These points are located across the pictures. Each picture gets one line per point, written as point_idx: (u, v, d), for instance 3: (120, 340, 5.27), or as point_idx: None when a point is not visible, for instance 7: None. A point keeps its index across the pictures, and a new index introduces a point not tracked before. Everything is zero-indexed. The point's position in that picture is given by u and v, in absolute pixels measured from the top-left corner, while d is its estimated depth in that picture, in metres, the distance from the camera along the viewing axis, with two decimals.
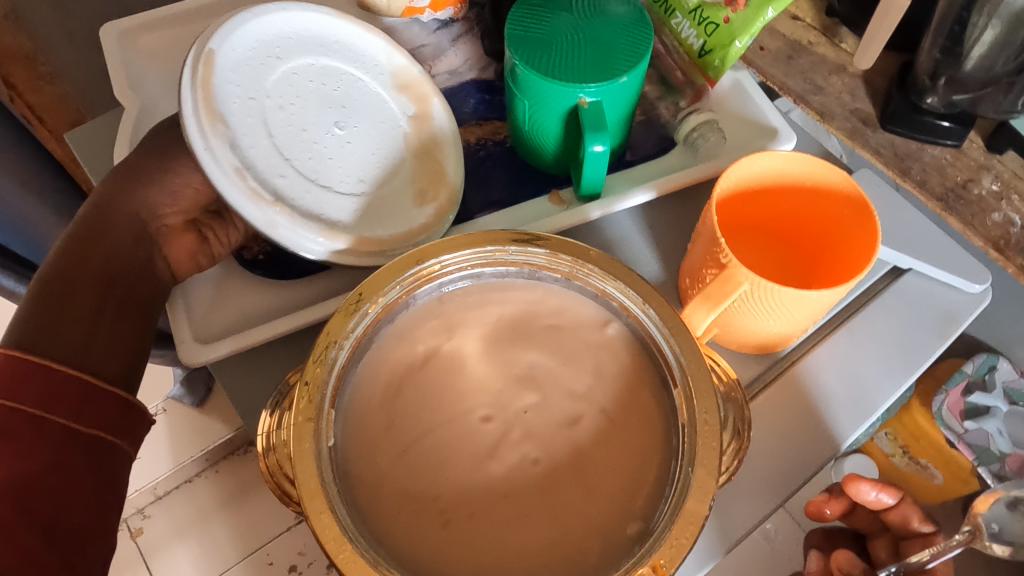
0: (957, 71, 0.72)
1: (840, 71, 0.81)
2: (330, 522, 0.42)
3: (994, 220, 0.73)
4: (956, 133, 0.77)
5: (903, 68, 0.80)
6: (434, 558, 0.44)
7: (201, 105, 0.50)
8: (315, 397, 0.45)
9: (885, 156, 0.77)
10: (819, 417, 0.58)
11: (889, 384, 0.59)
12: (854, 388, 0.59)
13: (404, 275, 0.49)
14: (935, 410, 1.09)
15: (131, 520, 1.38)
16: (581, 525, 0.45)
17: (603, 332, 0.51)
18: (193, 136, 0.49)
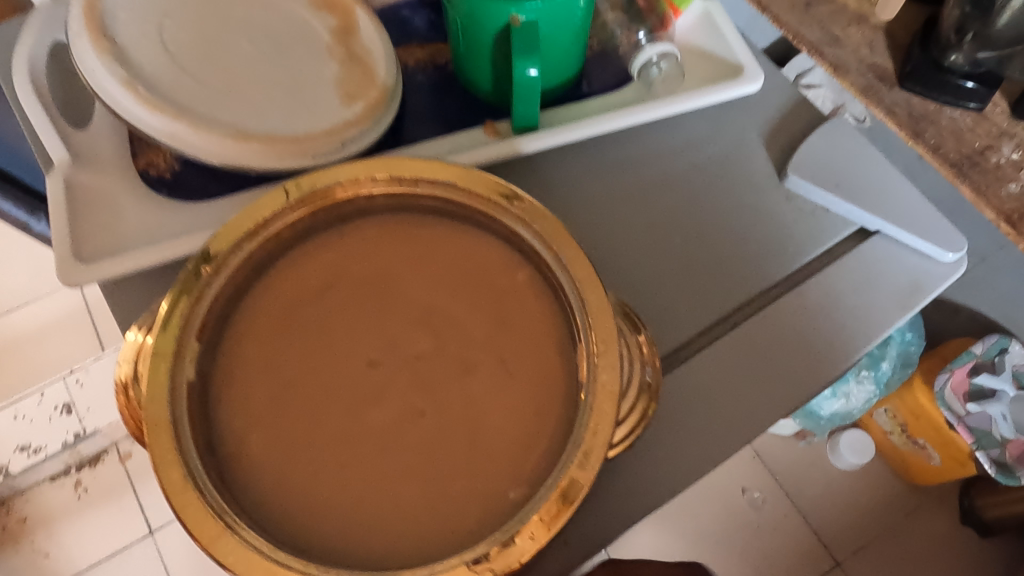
0: (987, 27, 0.58)
1: (856, 21, 0.68)
2: (175, 463, 0.38)
3: (1009, 191, 0.60)
4: (981, 95, 0.63)
5: (929, 19, 0.66)
6: (296, 511, 0.40)
7: (86, 27, 0.48)
8: (177, 327, 0.41)
9: (895, 117, 0.64)
10: (750, 399, 0.49)
11: (839, 357, 0.51)
12: (793, 367, 0.50)
13: (293, 200, 0.44)
14: (937, 391, 1.08)
15: (121, 444, 1.44)
16: (461, 486, 0.41)
17: (513, 277, 0.46)
18: (82, 61, 0.48)
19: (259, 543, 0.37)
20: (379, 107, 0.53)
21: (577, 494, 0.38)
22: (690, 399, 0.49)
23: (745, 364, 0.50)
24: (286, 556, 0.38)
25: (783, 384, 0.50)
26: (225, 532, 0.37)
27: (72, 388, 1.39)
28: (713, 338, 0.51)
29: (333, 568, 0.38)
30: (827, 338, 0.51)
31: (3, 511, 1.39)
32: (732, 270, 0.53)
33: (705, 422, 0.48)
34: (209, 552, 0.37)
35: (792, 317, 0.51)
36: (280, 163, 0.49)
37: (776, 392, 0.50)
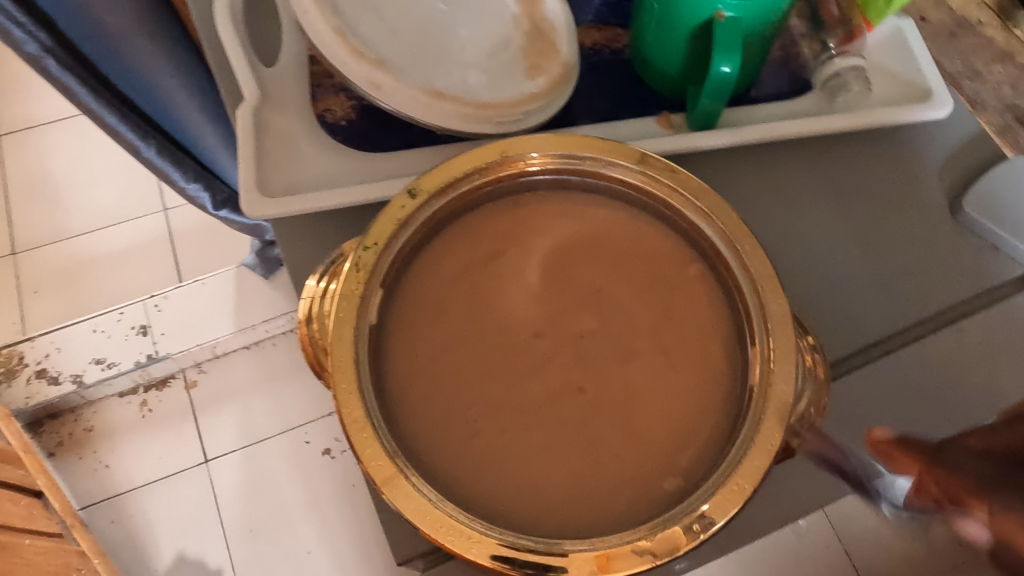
0: None
1: None
2: (356, 403, 0.39)
3: None
4: None
5: None
6: (456, 466, 0.42)
7: None
8: (367, 271, 0.42)
9: None
10: (897, 429, 0.49)
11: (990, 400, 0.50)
12: (943, 403, 0.50)
13: (484, 165, 0.45)
14: None
15: (188, 372, 1.48)
16: (616, 469, 0.42)
17: (685, 272, 0.46)
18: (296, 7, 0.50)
19: (426, 492, 0.38)
20: (562, 85, 0.53)
21: (744, 496, 0.38)
22: (836, 418, 0.49)
23: (886, 395, 0.50)
24: (451, 508, 0.38)
25: (928, 421, 0.49)
26: (397, 475, 0.38)
27: (151, 311, 1.49)
28: (861, 363, 0.50)
29: (494, 526, 0.39)
30: (981, 380, 0.51)
31: (72, 419, 1.44)
32: (888, 297, 0.52)
33: (842, 445, 0.48)
34: (382, 492, 0.38)
35: (949, 353, 0.51)
36: (467, 127, 0.51)
37: (924, 425, 0.49)
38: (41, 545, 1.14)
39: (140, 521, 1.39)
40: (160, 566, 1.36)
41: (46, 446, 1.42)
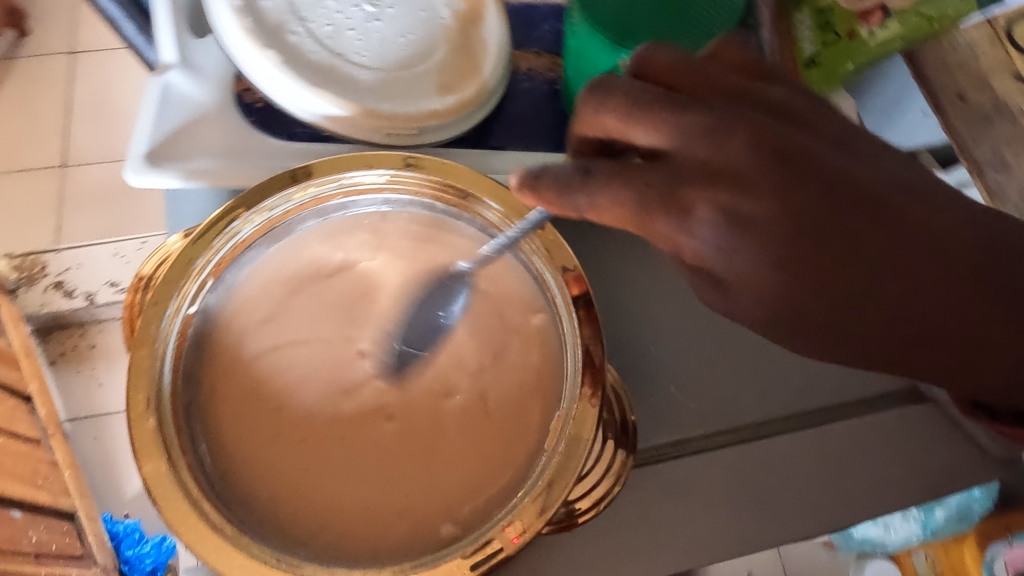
0: None
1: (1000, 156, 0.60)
2: (142, 386, 0.39)
3: None
4: None
5: None
6: (245, 464, 0.42)
7: None
8: (196, 255, 0.42)
9: None
10: (730, 518, 0.47)
11: (836, 512, 0.48)
12: (788, 504, 0.48)
13: (345, 175, 0.44)
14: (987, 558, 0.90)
15: None
16: (398, 503, 0.41)
17: (529, 318, 0.45)
18: None
19: (189, 489, 0.37)
20: (471, 105, 0.53)
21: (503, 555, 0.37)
22: (668, 496, 0.47)
23: (728, 483, 0.48)
24: (210, 510, 0.37)
25: (763, 520, 0.47)
26: (160, 462, 0.37)
27: None
28: (708, 445, 0.49)
29: (249, 536, 0.37)
30: (834, 486, 0.49)
31: (78, 334, 1.42)
32: (752, 382, 0.50)
33: (669, 523, 0.47)
34: (144, 477, 0.37)
35: (808, 452, 0.49)
36: (357, 134, 0.51)
37: (759, 522, 0.47)
38: (16, 448, 1.11)
39: (117, 444, 1.37)
40: (126, 493, 1.34)
41: (49, 353, 1.41)
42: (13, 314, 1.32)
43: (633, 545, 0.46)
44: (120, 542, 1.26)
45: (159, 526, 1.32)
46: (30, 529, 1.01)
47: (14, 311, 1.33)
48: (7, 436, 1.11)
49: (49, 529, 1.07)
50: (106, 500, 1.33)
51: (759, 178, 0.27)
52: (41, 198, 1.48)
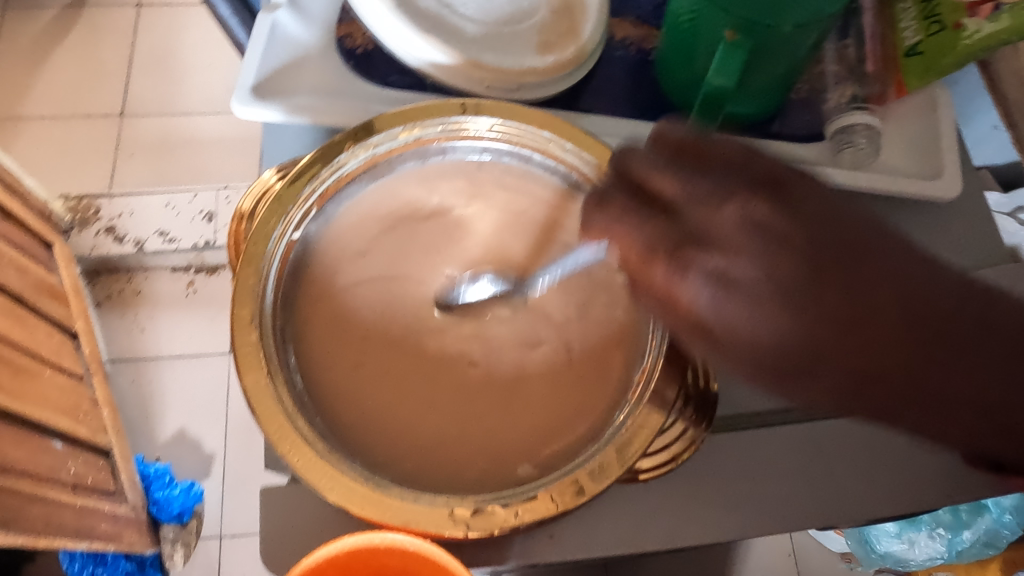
0: None
1: None
2: (249, 300, 0.41)
3: None
4: None
5: None
6: (332, 389, 0.43)
7: None
8: (306, 183, 0.44)
9: None
10: (784, 492, 0.46)
11: (895, 500, 0.46)
12: (845, 486, 0.47)
13: (449, 120, 0.46)
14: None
15: None
16: (478, 440, 0.42)
17: (613, 275, 0.46)
18: None
19: (286, 403, 0.39)
20: (568, 67, 0.54)
21: (580, 496, 0.38)
22: (727, 462, 0.47)
23: (800, 460, 0.47)
24: (304, 425, 0.39)
25: (834, 497, 0.46)
26: (261, 373, 0.39)
27: (220, 202, 1.41)
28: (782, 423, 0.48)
29: (339, 454, 0.39)
30: (895, 473, 0.47)
31: (125, 279, 1.43)
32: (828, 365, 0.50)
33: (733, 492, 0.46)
34: (244, 386, 0.39)
35: (870, 435, 0.48)
36: (457, 82, 0.52)
37: (813, 499, 0.46)
38: (60, 381, 1.13)
39: (156, 388, 1.36)
40: (159, 437, 1.32)
41: (95, 296, 1.41)
42: (65, 254, 1.34)
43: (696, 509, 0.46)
44: (150, 484, 1.24)
45: (191, 472, 1.30)
46: (69, 460, 1.05)
47: (66, 251, 1.35)
48: (53, 369, 1.14)
49: (86, 462, 1.09)
50: (140, 442, 1.31)
51: (789, 266, 0.30)
52: (99, 139, 1.51)
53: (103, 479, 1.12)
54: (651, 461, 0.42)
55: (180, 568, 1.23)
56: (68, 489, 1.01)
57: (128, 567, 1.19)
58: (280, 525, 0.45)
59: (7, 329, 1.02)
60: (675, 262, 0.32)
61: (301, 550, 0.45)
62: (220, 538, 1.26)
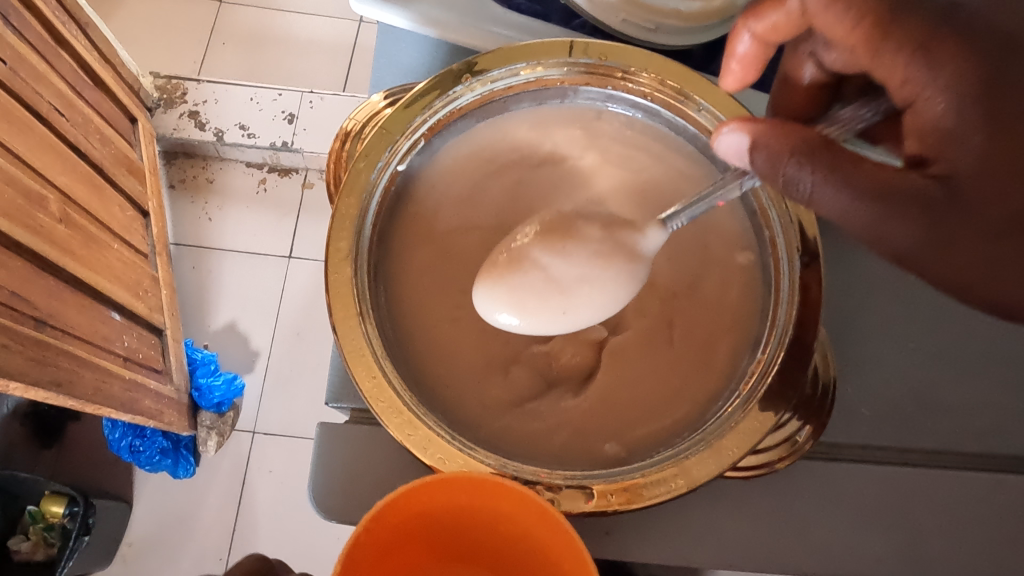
0: None
1: None
2: (348, 228, 0.39)
3: None
4: None
5: None
6: (422, 334, 0.41)
7: None
8: (414, 114, 0.41)
9: None
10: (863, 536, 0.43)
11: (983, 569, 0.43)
12: (929, 545, 0.43)
13: (577, 61, 0.42)
14: None
15: (310, 174, 1.43)
16: (561, 415, 0.39)
17: (731, 255, 0.42)
18: None
19: (374, 345, 0.37)
20: (714, 18, 0.49)
21: (639, 502, 0.35)
22: (806, 488, 0.44)
23: (906, 500, 0.44)
24: (391, 372, 0.37)
25: (942, 541, 0.43)
26: (352, 313, 0.37)
27: (303, 104, 1.39)
28: (894, 461, 0.45)
29: (423, 406, 0.37)
30: (987, 541, 0.43)
31: (200, 166, 1.43)
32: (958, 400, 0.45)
33: (826, 520, 0.43)
34: (332, 326, 0.37)
35: (966, 494, 0.44)
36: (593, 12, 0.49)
37: (893, 548, 0.43)
38: (126, 256, 1.14)
39: (215, 279, 1.36)
40: (211, 324, 1.33)
41: (170, 177, 1.42)
42: (148, 131, 1.34)
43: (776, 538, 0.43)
44: (195, 369, 1.25)
45: (235, 364, 1.31)
46: (124, 332, 1.06)
47: (150, 129, 1.35)
48: (122, 243, 1.15)
49: (140, 337, 1.11)
50: (192, 327, 1.33)
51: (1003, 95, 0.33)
52: (193, 24, 1.50)
53: (152, 356, 1.13)
54: (755, 459, 0.39)
55: (211, 455, 1.25)
56: (118, 360, 1.02)
57: (164, 445, 1.20)
58: (336, 468, 0.44)
59: (83, 197, 1.03)
60: (926, 59, 0.34)
61: (352, 497, 0.44)
62: (253, 434, 1.27)
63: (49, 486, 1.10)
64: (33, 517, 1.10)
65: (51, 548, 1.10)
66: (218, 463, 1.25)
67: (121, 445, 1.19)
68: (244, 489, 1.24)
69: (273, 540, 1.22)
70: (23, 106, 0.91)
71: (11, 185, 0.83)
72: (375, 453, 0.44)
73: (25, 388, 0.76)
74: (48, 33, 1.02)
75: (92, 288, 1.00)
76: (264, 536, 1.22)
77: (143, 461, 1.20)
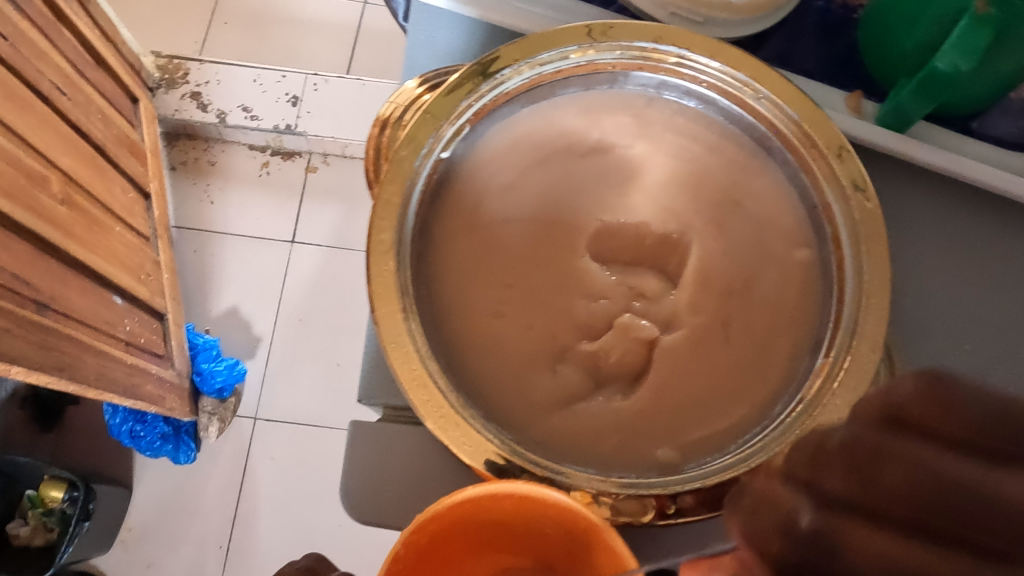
0: None
1: None
2: (389, 218, 0.37)
3: None
4: None
5: None
6: (464, 331, 0.38)
7: None
8: (458, 98, 0.39)
9: None
10: None
11: None
12: None
13: (631, 45, 0.39)
14: None
15: (314, 157, 1.41)
16: (608, 419, 0.37)
17: (790, 252, 0.40)
18: None
19: (420, 342, 0.35)
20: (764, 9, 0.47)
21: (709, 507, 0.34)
22: None
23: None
24: (437, 370, 0.35)
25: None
26: (396, 308, 0.35)
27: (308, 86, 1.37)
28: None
29: (470, 407, 0.35)
30: None
31: (203, 147, 1.40)
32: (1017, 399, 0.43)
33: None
34: (376, 318, 0.35)
35: None
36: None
37: None
38: (128, 239, 1.11)
39: (217, 264, 1.34)
40: (212, 310, 1.31)
41: (171, 159, 1.39)
42: (150, 112, 1.31)
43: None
44: (196, 354, 1.23)
45: (237, 350, 1.29)
46: (126, 317, 1.04)
47: (151, 109, 1.32)
48: (124, 226, 1.12)
49: (141, 322, 1.09)
50: (194, 311, 1.31)
51: None
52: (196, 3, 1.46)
53: (154, 341, 1.11)
54: None
55: (213, 440, 1.23)
56: (120, 345, 1.00)
57: (165, 430, 1.18)
58: (368, 468, 0.42)
59: (85, 178, 1.00)
60: None
61: (386, 498, 0.42)
62: (255, 420, 1.25)
63: (48, 470, 1.08)
64: (32, 501, 1.08)
65: (50, 533, 1.08)
66: (219, 449, 1.23)
67: (122, 430, 1.18)
68: (246, 474, 1.22)
69: (275, 527, 1.20)
70: (24, 83, 0.88)
71: (11, 164, 0.80)
72: (407, 453, 0.43)
73: (26, 372, 0.74)
74: (49, 8, 0.99)
75: (95, 271, 0.97)
76: (265, 523, 1.20)
77: (144, 445, 1.18)
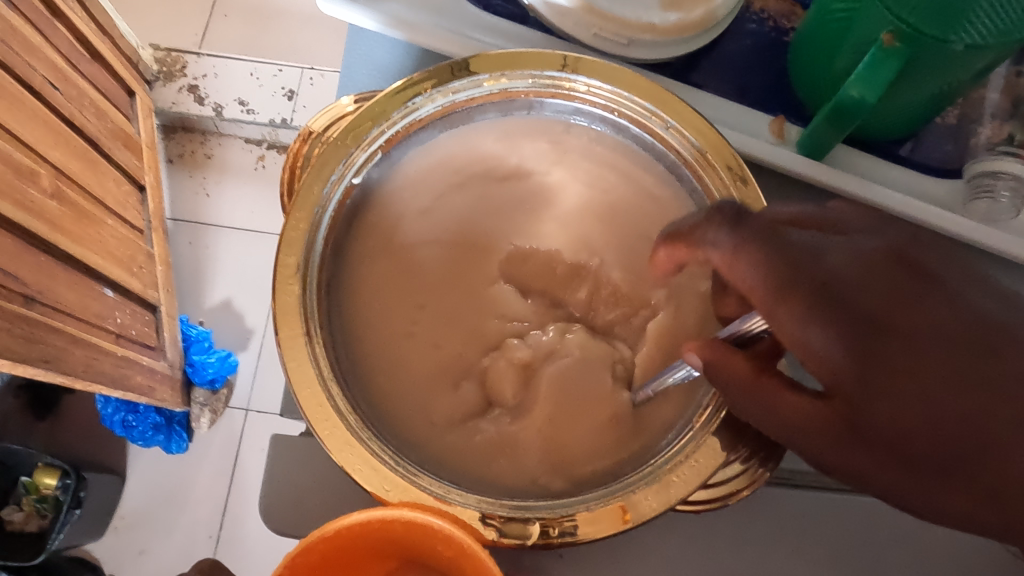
0: None
1: None
2: (299, 243, 0.38)
3: None
4: None
5: None
6: (376, 350, 0.40)
7: None
8: (371, 125, 0.40)
9: None
10: (808, 561, 0.44)
11: None
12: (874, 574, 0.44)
13: (542, 74, 0.41)
14: None
15: None
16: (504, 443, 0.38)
17: (694, 282, 0.41)
18: None
19: (321, 367, 0.36)
20: (691, 31, 0.48)
21: (599, 532, 0.34)
22: (754, 514, 0.44)
23: (865, 529, 0.44)
24: (336, 393, 0.36)
25: (902, 562, 0.44)
26: (299, 332, 0.36)
27: (304, 80, 1.39)
28: (856, 488, 0.45)
29: (368, 429, 0.36)
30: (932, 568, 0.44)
31: (199, 140, 1.42)
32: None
33: (785, 545, 0.44)
34: (278, 343, 0.36)
35: (915, 523, 0.44)
36: (564, 25, 0.47)
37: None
38: (121, 232, 1.13)
39: (210, 256, 1.36)
40: (206, 300, 1.32)
41: (168, 152, 1.40)
42: (146, 105, 1.33)
43: (737, 561, 0.43)
44: (190, 345, 1.25)
45: (229, 342, 1.31)
46: (117, 309, 1.06)
47: (148, 102, 1.33)
48: (116, 219, 1.14)
49: (133, 314, 1.11)
50: (187, 302, 1.32)
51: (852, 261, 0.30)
52: None
53: (145, 333, 1.13)
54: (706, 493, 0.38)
55: (205, 431, 1.25)
56: (110, 337, 1.02)
57: (157, 420, 1.20)
58: (287, 481, 0.44)
59: (76, 172, 1.01)
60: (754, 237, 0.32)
61: (303, 511, 0.43)
62: (246, 412, 1.27)
63: (42, 458, 1.10)
64: (26, 488, 1.10)
65: (44, 519, 1.10)
66: (211, 440, 1.26)
67: (115, 419, 1.19)
68: (236, 466, 1.24)
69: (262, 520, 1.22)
70: (15, 78, 0.90)
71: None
72: (325, 467, 0.44)
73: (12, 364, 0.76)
74: (43, 3, 1.00)
75: (88, 264, 0.99)
76: (253, 515, 1.22)
77: (136, 436, 1.20)
